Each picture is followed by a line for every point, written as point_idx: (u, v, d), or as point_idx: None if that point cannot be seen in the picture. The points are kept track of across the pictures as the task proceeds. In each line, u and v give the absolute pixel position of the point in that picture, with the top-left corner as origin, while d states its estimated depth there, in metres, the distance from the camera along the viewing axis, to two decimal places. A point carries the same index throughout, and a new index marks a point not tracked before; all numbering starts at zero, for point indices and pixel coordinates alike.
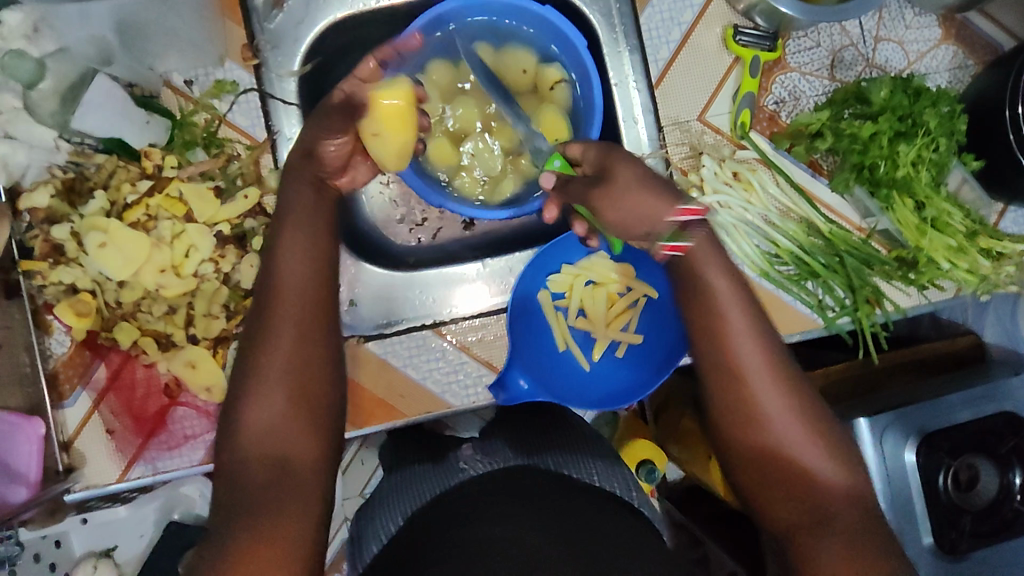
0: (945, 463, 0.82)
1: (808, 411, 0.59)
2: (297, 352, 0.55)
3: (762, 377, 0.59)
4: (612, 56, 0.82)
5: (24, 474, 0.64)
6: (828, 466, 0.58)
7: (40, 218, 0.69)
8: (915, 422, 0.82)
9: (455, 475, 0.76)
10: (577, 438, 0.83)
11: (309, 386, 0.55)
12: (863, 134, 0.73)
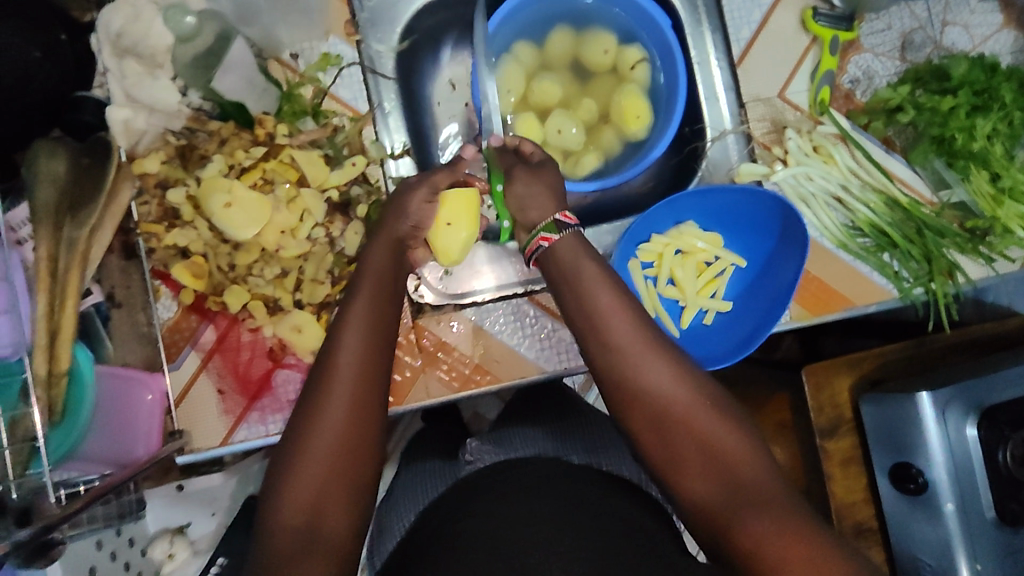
0: (1007, 437, 0.89)
1: (683, 374, 0.53)
2: (353, 418, 0.51)
3: (637, 349, 0.54)
4: (695, 35, 0.84)
5: (147, 432, 0.68)
6: (726, 432, 0.51)
7: (152, 183, 0.70)
8: (975, 398, 0.90)
9: (464, 467, 0.74)
10: (593, 429, 0.82)
11: (354, 451, 0.50)
12: (943, 106, 0.77)
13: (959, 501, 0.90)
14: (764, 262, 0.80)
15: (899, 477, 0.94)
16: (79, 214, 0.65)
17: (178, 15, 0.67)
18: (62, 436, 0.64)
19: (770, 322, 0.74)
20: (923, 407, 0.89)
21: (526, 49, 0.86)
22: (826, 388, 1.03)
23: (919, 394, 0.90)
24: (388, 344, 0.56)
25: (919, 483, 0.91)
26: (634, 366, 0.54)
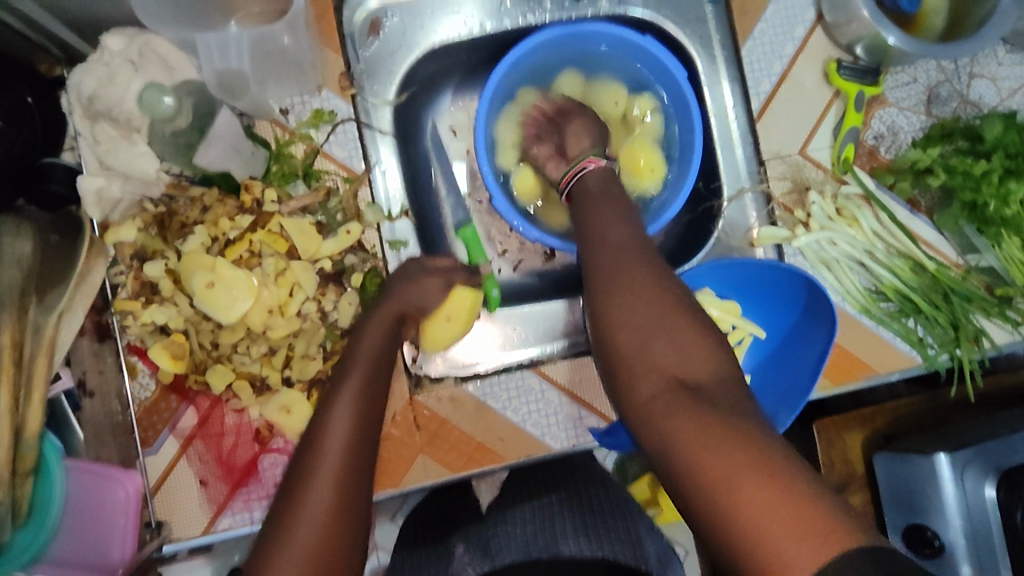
0: None
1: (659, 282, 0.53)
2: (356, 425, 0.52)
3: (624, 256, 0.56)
4: (713, 86, 0.80)
5: (123, 531, 0.61)
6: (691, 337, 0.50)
7: (127, 254, 0.65)
8: (994, 459, 0.86)
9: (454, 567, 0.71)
10: (588, 495, 0.79)
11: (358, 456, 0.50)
12: (976, 170, 0.72)
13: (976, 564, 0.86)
14: (786, 332, 0.75)
15: (914, 538, 0.91)
16: (46, 299, 0.59)
17: (155, 95, 0.60)
18: (31, 535, 0.59)
19: (796, 395, 0.70)
20: (942, 470, 0.86)
21: (533, 97, 0.82)
22: (837, 444, 1.01)
23: (936, 456, 0.86)
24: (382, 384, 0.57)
25: (934, 545, 0.88)
26: (630, 329, 0.51)
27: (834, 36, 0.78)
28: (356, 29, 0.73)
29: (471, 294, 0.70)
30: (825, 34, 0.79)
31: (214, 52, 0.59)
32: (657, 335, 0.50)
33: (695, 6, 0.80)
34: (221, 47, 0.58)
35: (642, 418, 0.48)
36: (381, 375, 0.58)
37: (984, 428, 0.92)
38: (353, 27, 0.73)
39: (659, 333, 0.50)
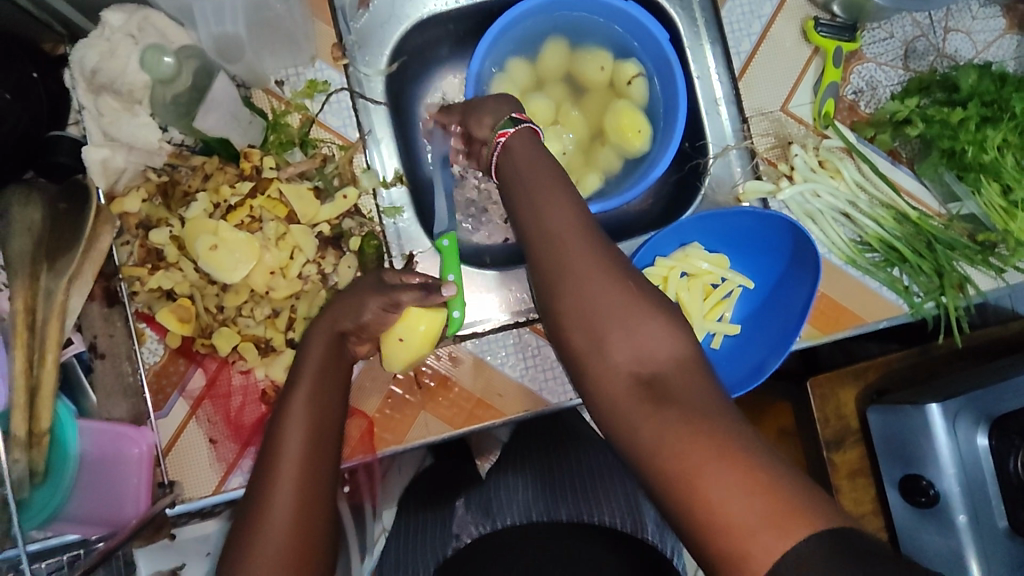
0: (1018, 446, 0.87)
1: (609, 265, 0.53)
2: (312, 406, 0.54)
3: (577, 244, 0.54)
4: (694, 48, 0.82)
5: (138, 487, 0.64)
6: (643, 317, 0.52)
7: (133, 224, 0.67)
8: (982, 408, 0.89)
9: (452, 540, 0.78)
10: (576, 469, 0.88)
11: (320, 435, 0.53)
12: (953, 119, 0.74)
13: (970, 510, 0.89)
14: (774, 282, 0.77)
15: (909, 489, 0.93)
16: (56, 264, 0.61)
17: (156, 57, 0.62)
18: (47, 496, 0.60)
19: (790, 332, 0.72)
20: (934, 418, 0.88)
21: (521, 66, 0.84)
22: (831, 399, 1.03)
23: (929, 406, 0.88)
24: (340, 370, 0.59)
25: (930, 495, 0.90)
26: (587, 319, 0.52)
27: None
28: (346, 2, 0.75)
29: (425, 314, 0.65)
30: None
31: (211, 15, 0.62)
32: (613, 332, 0.51)
33: None
34: (216, 11, 0.61)
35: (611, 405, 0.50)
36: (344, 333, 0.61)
37: (974, 377, 0.94)
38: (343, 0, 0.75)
39: (604, 308, 0.52)
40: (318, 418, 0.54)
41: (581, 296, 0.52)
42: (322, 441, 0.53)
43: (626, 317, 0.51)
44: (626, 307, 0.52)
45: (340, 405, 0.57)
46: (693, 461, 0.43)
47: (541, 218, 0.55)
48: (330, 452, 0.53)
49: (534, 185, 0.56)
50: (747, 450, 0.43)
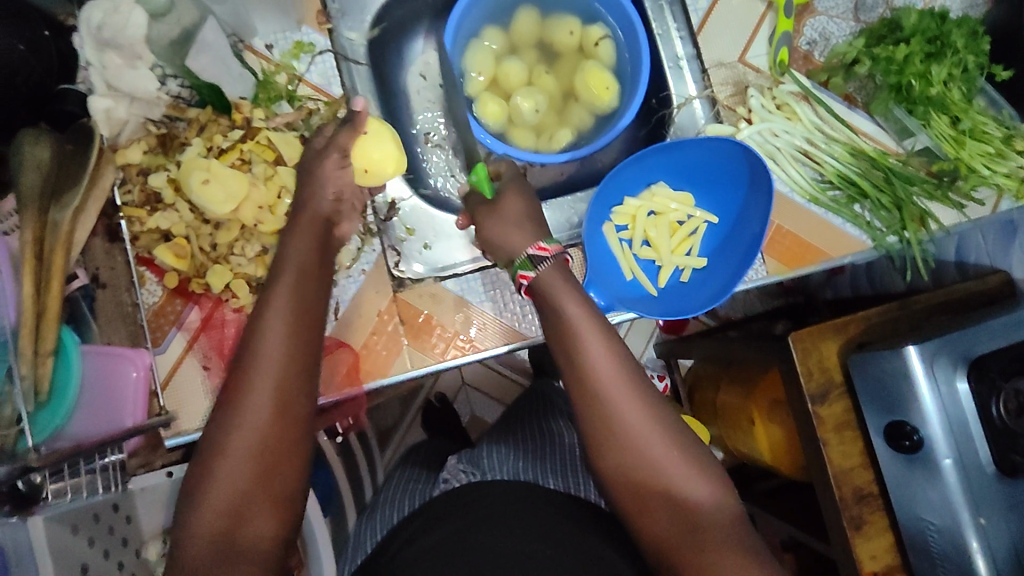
0: (998, 388, 0.76)
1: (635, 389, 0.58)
2: (269, 408, 0.52)
3: (606, 371, 0.58)
4: (654, 9, 0.87)
5: (133, 404, 0.68)
6: (666, 451, 0.57)
7: (134, 173, 0.73)
8: (961, 349, 0.76)
9: (438, 486, 0.79)
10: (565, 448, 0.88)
11: (275, 444, 0.52)
12: (898, 56, 0.79)
13: (957, 455, 0.76)
14: (736, 214, 0.81)
15: (891, 436, 0.80)
16: (62, 199, 0.66)
17: None
18: (49, 415, 0.62)
19: (753, 253, 0.76)
20: (910, 361, 0.76)
21: (495, 33, 0.89)
22: (813, 352, 0.87)
23: (906, 348, 0.76)
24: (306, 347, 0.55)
25: (913, 441, 0.77)
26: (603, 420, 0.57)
27: None
28: None
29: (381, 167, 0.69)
30: None
31: None
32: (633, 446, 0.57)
33: None
34: None
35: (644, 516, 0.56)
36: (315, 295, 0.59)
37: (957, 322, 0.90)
38: None
39: (630, 430, 0.57)
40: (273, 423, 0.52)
41: (607, 413, 0.57)
42: (276, 443, 0.52)
43: (666, 458, 0.57)
44: (648, 421, 0.57)
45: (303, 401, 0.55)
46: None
47: (577, 354, 0.59)
48: (286, 450, 0.53)
49: (567, 325, 0.60)
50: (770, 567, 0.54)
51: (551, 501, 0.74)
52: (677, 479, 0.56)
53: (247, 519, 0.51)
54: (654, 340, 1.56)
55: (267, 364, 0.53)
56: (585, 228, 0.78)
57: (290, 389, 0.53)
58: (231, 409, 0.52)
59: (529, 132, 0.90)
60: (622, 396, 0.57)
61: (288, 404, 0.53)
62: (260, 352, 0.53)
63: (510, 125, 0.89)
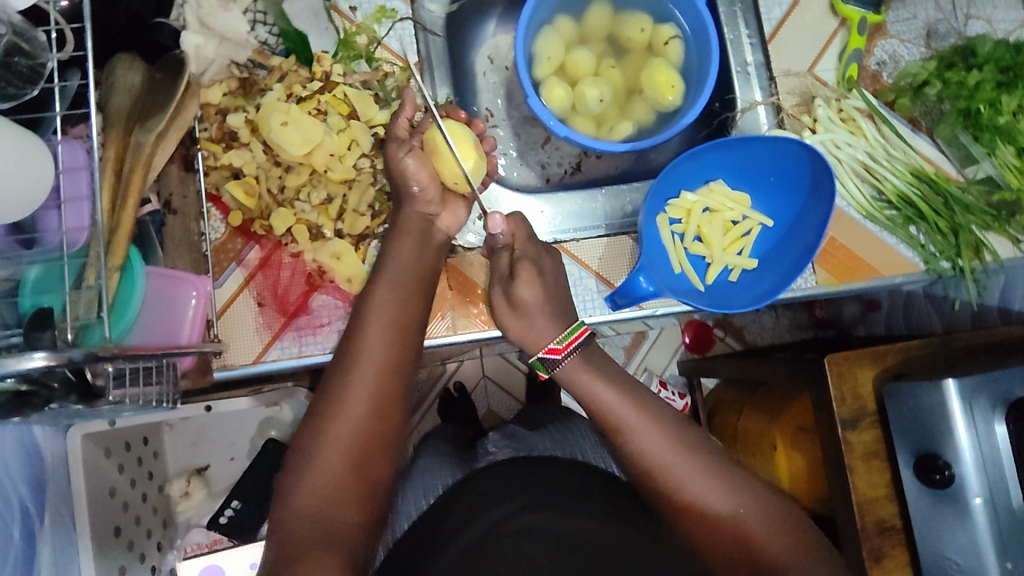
0: None
1: (654, 417, 0.70)
2: (369, 407, 0.63)
3: (626, 411, 0.69)
4: (728, 14, 0.88)
5: (188, 326, 0.70)
6: (692, 461, 0.67)
7: (213, 112, 0.76)
8: (1001, 389, 0.82)
9: (480, 459, 0.86)
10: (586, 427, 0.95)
11: (370, 440, 0.62)
12: (969, 81, 0.80)
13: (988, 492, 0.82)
14: (792, 219, 0.81)
15: (923, 468, 0.86)
16: (147, 122, 0.68)
17: None
18: (128, 298, 0.67)
19: (807, 257, 0.76)
20: (951, 398, 0.83)
21: (567, 22, 0.91)
22: (849, 377, 1.00)
23: (946, 380, 0.83)
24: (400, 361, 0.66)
25: (945, 475, 0.83)
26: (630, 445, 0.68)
27: None
28: None
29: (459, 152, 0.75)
30: None
31: None
32: (663, 462, 0.67)
33: None
34: None
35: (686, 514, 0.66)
36: (411, 315, 0.69)
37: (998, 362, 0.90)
38: None
39: (654, 452, 0.68)
40: (371, 419, 0.63)
41: (635, 439, 0.68)
42: (371, 437, 0.62)
43: (692, 467, 0.67)
44: (670, 439, 0.68)
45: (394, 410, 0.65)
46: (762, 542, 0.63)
47: (600, 405, 0.70)
48: (378, 448, 0.63)
49: (589, 379, 0.71)
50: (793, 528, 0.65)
51: (578, 483, 0.77)
52: (708, 484, 0.66)
53: (340, 502, 0.60)
54: (678, 356, 1.55)
55: (370, 365, 0.64)
56: (642, 218, 0.77)
57: (382, 395, 0.64)
58: (330, 408, 0.63)
59: (590, 121, 0.92)
60: (659, 446, 0.68)
61: (382, 406, 0.64)
62: (359, 361, 0.65)
63: (572, 113, 0.91)
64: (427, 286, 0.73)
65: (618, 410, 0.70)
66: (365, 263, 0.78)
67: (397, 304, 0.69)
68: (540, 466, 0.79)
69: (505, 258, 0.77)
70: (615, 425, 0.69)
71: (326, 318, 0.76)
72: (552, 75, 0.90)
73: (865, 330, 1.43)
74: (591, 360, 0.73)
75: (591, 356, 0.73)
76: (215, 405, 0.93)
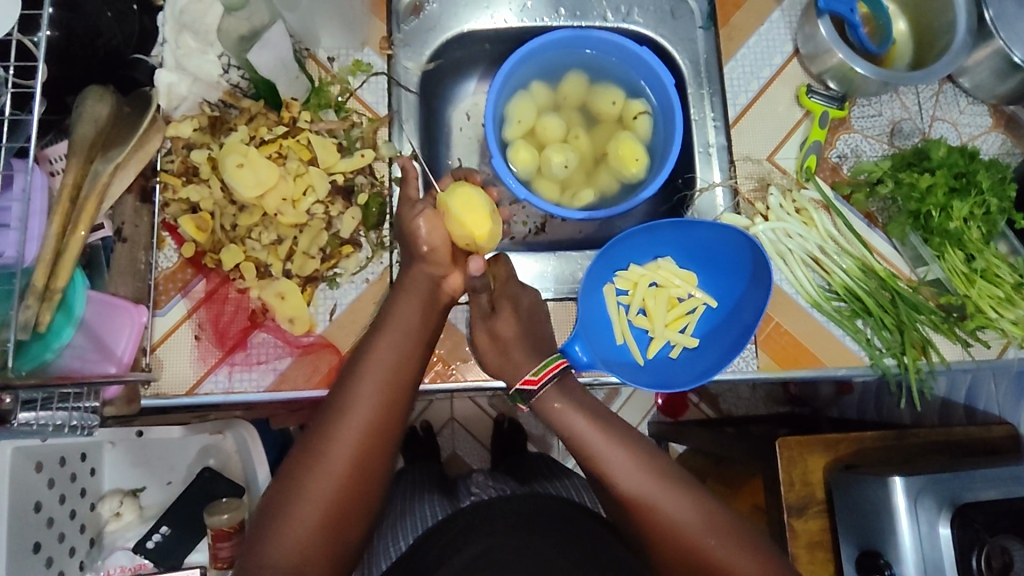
0: (983, 541, 0.82)
1: (627, 442, 0.66)
2: (353, 463, 0.63)
3: (599, 439, 0.66)
4: (695, 96, 0.91)
5: (118, 355, 0.72)
6: (664, 487, 0.64)
7: (180, 145, 0.78)
8: (948, 492, 0.83)
9: (464, 502, 0.94)
10: (551, 479, 1.03)
11: (348, 494, 0.63)
12: (920, 184, 0.81)
13: None
14: (735, 302, 0.82)
15: (865, 566, 0.87)
16: (108, 153, 0.71)
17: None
18: (64, 322, 0.68)
19: (742, 344, 0.77)
20: (896, 496, 0.83)
21: (541, 89, 0.94)
22: (799, 463, 0.98)
23: (892, 478, 0.84)
24: (396, 419, 0.66)
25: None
26: (600, 472, 0.65)
27: (807, 66, 0.90)
28: (400, 8, 0.88)
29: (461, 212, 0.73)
30: (800, 65, 0.91)
31: None
32: (631, 492, 0.64)
33: (689, 28, 0.92)
34: None
35: (659, 534, 0.63)
36: (415, 378, 0.69)
37: (949, 463, 0.89)
38: (399, 6, 0.89)
39: (626, 477, 0.64)
40: (355, 474, 0.63)
41: (607, 468, 0.65)
42: (351, 493, 0.63)
43: (664, 493, 0.64)
44: (642, 466, 0.65)
45: (383, 469, 0.65)
46: (733, 560, 0.63)
47: (574, 434, 0.67)
48: (356, 503, 0.63)
49: (567, 408, 0.67)
50: (759, 544, 0.65)
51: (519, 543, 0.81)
52: (682, 506, 0.64)
53: (313, 552, 0.61)
54: (650, 418, 1.50)
55: (358, 420, 0.64)
56: (583, 283, 0.78)
57: (366, 454, 0.64)
58: (316, 455, 0.63)
59: (555, 185, 0.93)
60: (631, 474, 0.64)
61: (364, 465, 0.63)
62: (352, 412, 0.64)
63: (536, 176, 0.92)
64: (425, 349, 0.71)
65: (590, 440, 0.66)
66: (310, 305, 0.79)
67: (394, 365, 0.67)
68: (477, 528, 0.82)
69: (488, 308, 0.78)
70: (588, 457, 0.66)
71: (263, 357, 0.77)
72: (518, 136, 0.92)
73: (836, 411, 1.41)
74: (567, 386, 0.69)
75: (567, 384, 0.69)
76: (146, 431, 0.94)
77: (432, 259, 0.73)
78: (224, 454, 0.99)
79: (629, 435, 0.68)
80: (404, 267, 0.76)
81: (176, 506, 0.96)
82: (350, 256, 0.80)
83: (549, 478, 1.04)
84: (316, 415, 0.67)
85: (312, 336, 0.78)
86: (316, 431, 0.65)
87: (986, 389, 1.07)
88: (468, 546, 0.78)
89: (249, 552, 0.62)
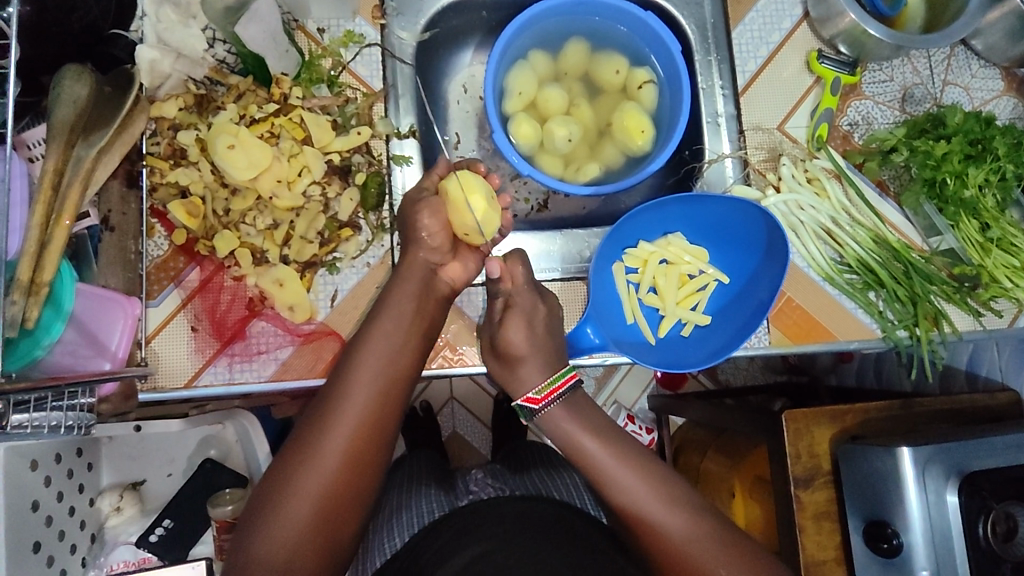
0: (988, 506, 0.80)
1: (632, 461, 0.68)
2: (349, 450, 0.61)
3: (607, 456, 0.68)
4: (703, 63, 0.87)
5: (112, 351, 0.69)
6: (666, 503, 0.65)
7: (166, 126, 0.74)
8: (956, 460, 0.81)
9: (464, 499, 0.92)
10: (553, 474, 1.01)
11: (345, 483, 0.61)
12: (936, 151, 0.78)
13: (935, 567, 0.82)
14: (748, 278, 0.81)
15: (872, 535, 0.87)
16: (90, 136, 0.66)
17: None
18: (52, 316, 0.65)
19: (754, 323, 0.76)
20: (904, 465, 0.82)
21: (542, 58, 0.89)
22: (805, 435, 0.98)
23: (900, 449, 0.83)
24: (393, 408, 0.65)
25: (891, 544, 0.83)
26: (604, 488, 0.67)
27: (818, 30, 0.87)
28: None
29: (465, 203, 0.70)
30: (810, 29, 0.88)
31: None
32: (633, 505, 0.65)
33: None
34: None
35: (662, 551, 0.63)
36: (410, 364, 0.68)
37: (958, 432, 0.87)
38: None
39: (629, 493, 0.66)
40: (350, 463, 0.61)
41: (610, 484, 0.67)
42: (347, 482, 0.61)
43: (667, 510, 0.64)
44: (646, 482, 0.66)
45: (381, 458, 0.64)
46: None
47: (582, 455, 0.69)
48: (353, 492, 0.62)
49: (576, 429, 0.71)
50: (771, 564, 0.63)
51: (527, 529, 0.79)
52: (685, 523, 0.64)
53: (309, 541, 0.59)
54: (650, 391, 1.50)
55: (355, 408, 0.63)
56: (593, 262, 0.76)
57: (363, 442, 0.62)
58: (311, 443, 0.61)
59: (558, 160, 0.90)
60: (635, 489, 0.66)
61: (361, 452, 0.62)
62: (349, 399, 0.63)
63: (538, 151, 0.89)
64: (425, 335, 0.70)
65: (598, 459, 0.68)
66: (309, 292, 0.76)
67: (390, 352, 0.66)
68: (484, 516, 0.81)
69: (501, 303, 0.74)
70: (594, 475, 0.68)
71: (263, 346, 0.74)
72: (519, 109, 0.88)
73: (836, 380, 1.41)
74: (577, 410, 0.73)
75: (577, 401, 0.74)
76: (144, 425, 0.92)
77: (433, 243, 0.70)
78: (225, 444, 0.98)
79: (637, 455, 0.69)
80: (406, 251, 0.72)
81: (178, 497, 0.95)
82: (349, 240, 0.77)
83: (551, 473, 1.02)
84: (310, 406, 0.65)
85: (313, 324, 0.75)
86: (311, 422, 0.63)
87: (989, 356, 1.07)
88: (470, 544, 0.76)
89: (239, 545, 0.59)
